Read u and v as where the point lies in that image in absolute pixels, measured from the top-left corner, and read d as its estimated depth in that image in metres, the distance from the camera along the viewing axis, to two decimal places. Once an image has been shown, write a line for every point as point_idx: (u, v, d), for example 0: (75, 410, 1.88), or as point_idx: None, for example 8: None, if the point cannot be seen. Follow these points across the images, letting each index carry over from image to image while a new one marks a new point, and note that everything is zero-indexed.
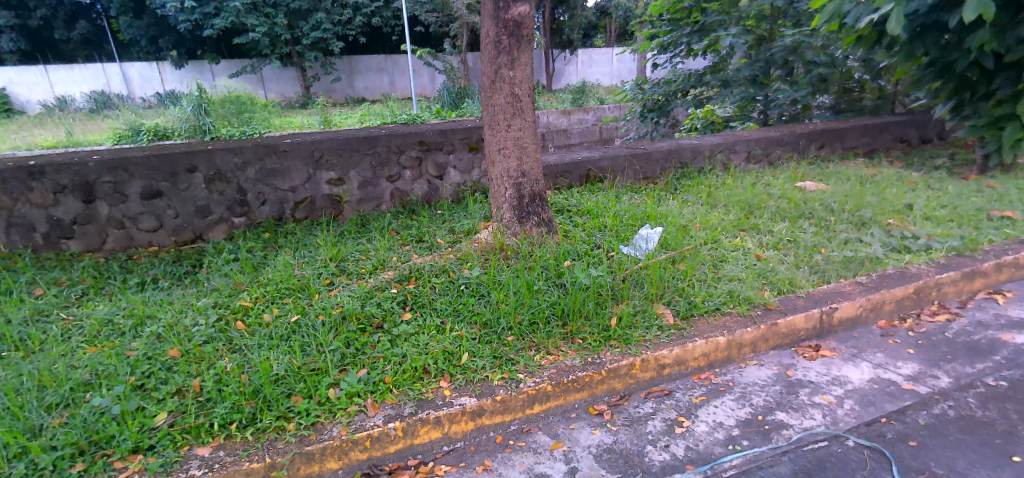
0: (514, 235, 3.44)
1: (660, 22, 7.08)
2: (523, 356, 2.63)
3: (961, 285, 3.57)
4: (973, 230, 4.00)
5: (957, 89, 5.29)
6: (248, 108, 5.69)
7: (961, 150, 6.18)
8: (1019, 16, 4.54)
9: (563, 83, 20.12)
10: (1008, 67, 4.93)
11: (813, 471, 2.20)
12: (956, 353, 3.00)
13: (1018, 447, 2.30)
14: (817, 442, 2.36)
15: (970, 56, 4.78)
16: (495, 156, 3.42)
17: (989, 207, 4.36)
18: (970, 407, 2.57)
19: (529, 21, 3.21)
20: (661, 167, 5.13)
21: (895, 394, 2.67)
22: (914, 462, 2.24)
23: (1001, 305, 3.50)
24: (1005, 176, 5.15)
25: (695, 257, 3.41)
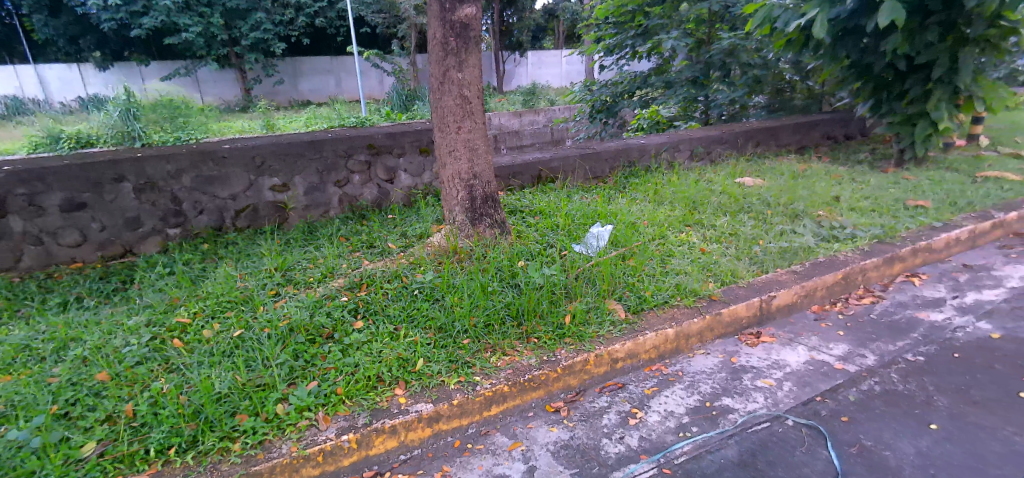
0: (467, 237, 3.42)
1: (607, 25, 7.19)
2: (479, 358, 2.62)
3: (883, 269, 3.79)
4: (892, 218, 4.27)
5: (876, 89, 5.64)
6: (182, 113, 5.44)
7: (882, 145, 6.59)
8: (926, 21, 4.92)
9: (514, 84, 20.44)
10: (917, 69, 5.32)
11: (757, 452, 2.29)
12: (880, 332, 3.20)
13: (934, 416, 2.47)
14: (760, 423, 2.46)
15: (886, 58, 5.12)
16: (445, 159, 3.39)
17: (905, 197, 4.66)
18: (894, 381, 2.73)
19: (476, 22, 3.21)
20: (609, 166, 5.22)
21: (828, 373, 2.81)
22: (846, 435, 2.36)
23: (917, 287, 3.75)
24: (921, 168, 5.52)
25: (644, 253, 3.48)
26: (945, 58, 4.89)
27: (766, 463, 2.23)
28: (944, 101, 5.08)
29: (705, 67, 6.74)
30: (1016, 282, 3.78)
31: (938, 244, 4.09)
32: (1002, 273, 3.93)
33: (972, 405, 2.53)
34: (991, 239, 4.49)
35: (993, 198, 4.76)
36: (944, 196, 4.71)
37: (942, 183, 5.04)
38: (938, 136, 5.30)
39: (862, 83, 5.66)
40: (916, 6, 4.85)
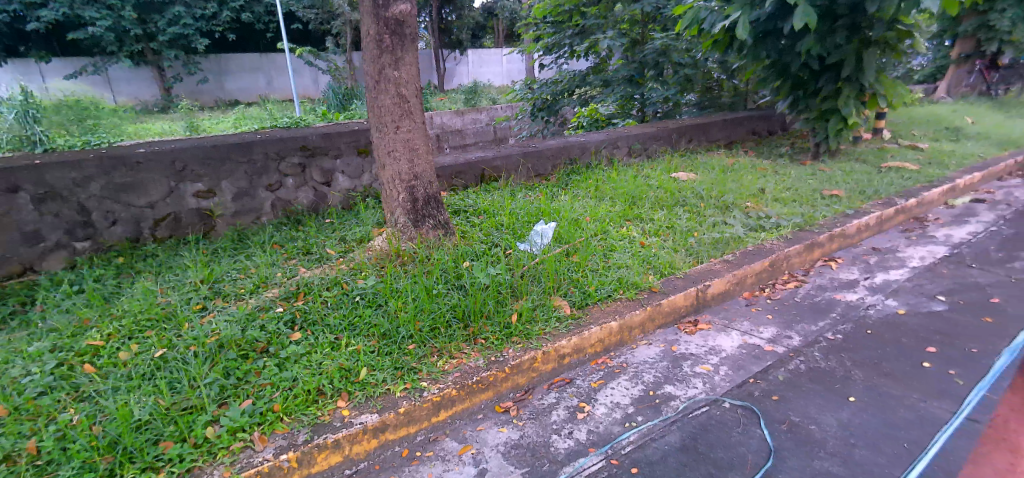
0: (410, 239, 3.33)
1: (545, 25, 7.24)
2: (425, 362, 2.56)
3: (804, 255, 4.00)
4: (811, 207, 4.52)
5: (794, 88, 5.95)
6: (85, 120, 5.00)
7: (801, 139, 6.97)
8: (835, 24, 5.27)
9: (455, 83, 20.05)
10: (829, 69, 5.65)
11: (699, 435, 2.36)
12: (804, 314, 3.37)
13: (853, 389, 2.63)
14: (699, 408, 2.53)
15: (801, 58, 5.43)
16: (384, 159, 3.28)
17: (821, 187, 4.95)
18: (817, 359, 2.89)
19: (411, 19, 3.13)
20: (551, 164, 5.25)
21: (759, 355, 2.93)
22: (777, 413, 2.48)
23: (835, 270, 3.98)
24: (835, 160, 5.88)
25: (587, 248, 3.51)
26: (851, 59, 5.24)
27: (707, 446, 2.30)
28: (853, 97, 5.43)
29: (639, 66, 6.92)
30: (919, 262, 4.08)
31: (851, 230, 4.36)
32: (907, 254, 4.24)
33: (884, 378, 2.71)
34: (897, 223, 4.84)
35: (898, 187, 5.14)
36: (856, 186, 5.04)
37: (853, 173, 5.39)
38: (848, 130, 5.67)
39: (781, 82, 5.97)
40: (827, 9, 5.17)
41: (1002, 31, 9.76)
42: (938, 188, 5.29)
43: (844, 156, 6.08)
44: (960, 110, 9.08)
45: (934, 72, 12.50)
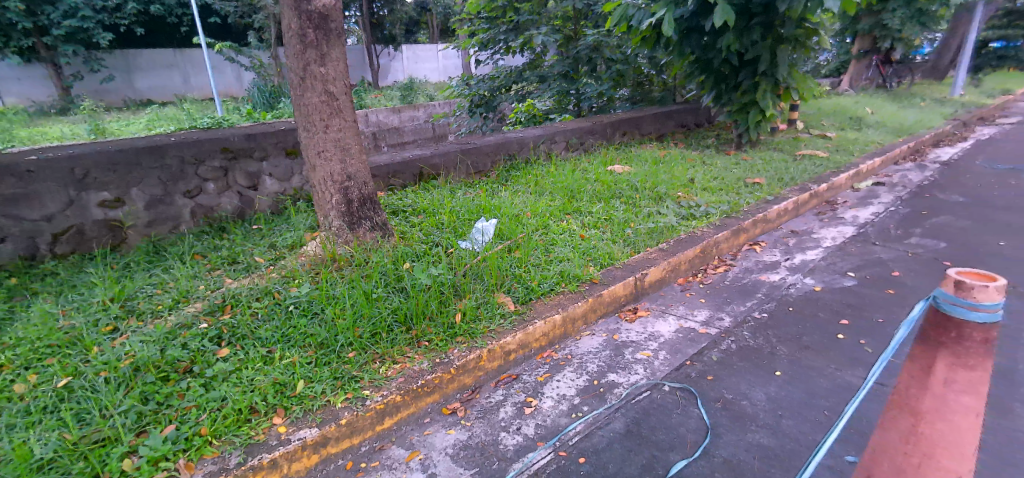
0: (346, 243, 3.21)
1: (479, 20, 7.11)
2: (366, 369, 2.47)
3: (732, 240, 4.18)
4: (736, 195, 4.73)
5: (716, 82, 6.19)
6: None
7: (725, 131, 7.29)
8: (750, 22, 5.51)
9: (391, 79, 19.82)
10: (747, 64, 5.90)
11: (641, 421, 2.42)
12: (733, 296, 3.53)
13: (778, 364, 2.78)
14: (641, 393, 2.59)
15: (722, 54, 5.66)
16: (314, 160, 3.14)
17: (745, 176, 5.20)
18: (746, 338, 3.03)
19: (336, 13, 3.00)
20: (490, 160, 5.21)
21: (695, 338, 3.03)
22: (712, 393, 2.58)
23: (759, 253, 4.19)
24: (756, 149, 6.19)
25: (528, 243, 3.50)
26: (766, 56, 5.50)
27: (649, 430, 2.36)
28: (768, 91, 5.73)
29: (573, 62, 7.00)
30: (830, 242, 4.35)
31: (772, 215, 4.59)
32: (819, 235, 4.50)
33: (804, 351, 2.88)
34: (811, 207, 5.14)
35: (811, 174, 5.48)
36: (775, 173, 5.33)
37: (772, 161, 5.70)
38: (766, 122, 5.96)
39: (705, 77, 6.21)
40: (744, 7, 5.42)
41: (894, 30, 10.58)
42: (845, 174, 5.67)
43: (764, 146, 6.41)
44: (861, 102, 9.80)
45: (838, 67, 13.41)
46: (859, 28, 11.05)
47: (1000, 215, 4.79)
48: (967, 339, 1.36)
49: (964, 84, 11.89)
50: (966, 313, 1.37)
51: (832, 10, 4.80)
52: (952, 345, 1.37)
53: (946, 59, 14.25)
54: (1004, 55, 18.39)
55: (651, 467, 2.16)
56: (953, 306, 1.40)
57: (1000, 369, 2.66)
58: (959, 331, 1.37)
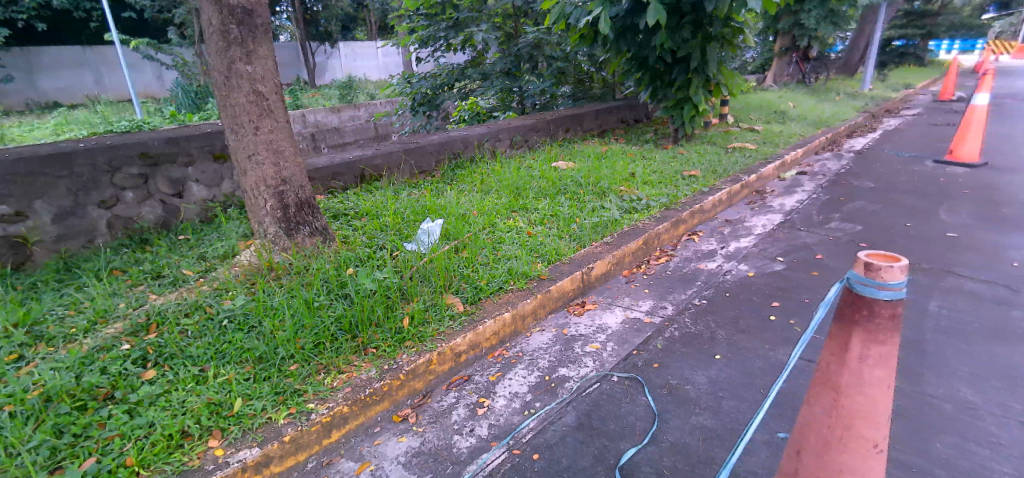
0: (283, 250, 3.06)
1: (417, 16, 6.95)
2: (310, 381, 2.35)
3: (672, 231, 4.30)
4: (675, 188, 4.87)
5: (652, 79, 6.35)
6: None
7: (662, 126, 7.50)
8: (681, 21, 5.69)
9: (328, 78, 19.28)
10: (680, 61, 6.08)
11: (592, 412, 2.44)
12: (674, 284, 3.63)
13: (718, 347, 2.87)
14: (591, 385, 2.62)
15: (656, 51, 5.81)
16: (245, 164, 2.97)
17: (682, 169, 5.36)
18: (688, 324, 3.11)
19: (261, 9, 2.86)
20: (435, 159, 5.12)
21: (640, 328, 3.09)
22: (658, 380, 2.64)
23: (697, 242, 4.32)
24: (691, 143, 6.40)
25: (476, 243, 3.46)
26: (697, 54, 5.69)
27: (600, 421, 2.38)
28: (701, 87, 5.94)
29: (515, 60, 7.01)
30: (761, 229, 4.54)
31: (708, 205, 4.75)
32: (751, 223, 4.69)
33: (741, 334, 2.99)
34: (743, 197, 5.35)
35: (741, 165, 5.71)
36: (709, 166, 5.52)
37: (707, 154, 5.91)
38: (700, 117, 6.18)
39: (641, 74, 6.35)
40: (674, 6, 5.58)
41: (810, 29, 11.23)
42: (771, 164, 5.95)
43: (699, 139, 6.63)
44: (784, 96, 10.34)
45: (762, 64, 14.10)
46: (781, 27, 11.66)
47: (907, 198, 5.16)
48: (875, 316, 1.40)
49: (872, 78, 12.78)
50: (875, 292, 1.38)
51: (755, 10, 5.01)
52: (862, 322, 1.42)
53: (855, 56, 15.30)
54: (904, 53, 20.06)
55: (603, 458, 2.18)
56: (864, 285, 1.40)
57: (912, 340, 2.85)
58: (869, 308, 1.41)
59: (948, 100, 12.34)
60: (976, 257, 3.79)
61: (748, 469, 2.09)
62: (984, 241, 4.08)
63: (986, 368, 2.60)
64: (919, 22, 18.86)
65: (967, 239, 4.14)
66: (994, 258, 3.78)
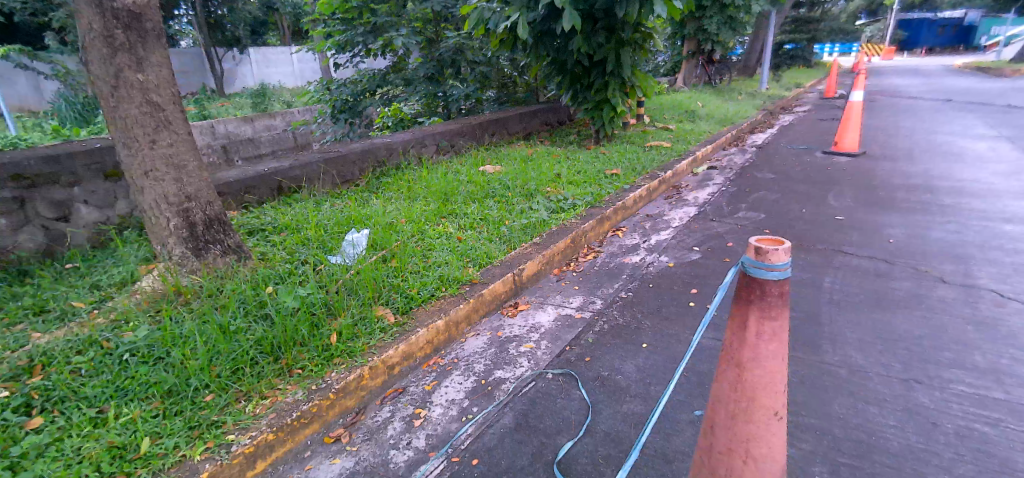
0: (192, 272, 2.85)
1: (332, 20, 6.70)
2: (229, 410, 2.19)
3: (598, 229, 4.39)
4: (599, 186, 4.99)
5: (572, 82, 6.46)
6: None
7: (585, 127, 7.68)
8: (596, 25, 5.83)
9: (238, 85, 18.26)
10: (597, 64, 6.23)
11: (529, 411, 2.43)
12: (602, 279, 3.70)
13: (645, 336, 2.95)
14: (527, 385, 2.61)
15: (573, 55, 5.94)
16: (141, 181, 2.73)
17: (604, 168, 5.50)
18: (616, 317, 3.18)
19: (150, 11, 2.65)
20: (358, 167, 4.96)
21: (572, 324, 3.12)
22: (590, 373, 2.67)
23: (622, 237, 4.44)
24: (612, 143, 6.59)
25: (405, 251, 3.37)
26: (612, 57, 5.85)
27: (537, 418, 2.38)
28: (617, 89, 6.11)
29: (438, 65, 6.94)
30: (679, 222, 4.74)
31: (629, 202, 4.90)
32: (670, 217, 4.88)
33: (664, 322, 3.09)
34: (661, 193, 5.56)
35: (658, 163, 5.94)
36: (629, 164, 5.70)
37: (626, 153, 6.11)
38: (618, 118, 6.38)
39: (561, 77, 6.47)
40: (588, 12, 5.73)
41: (711, 34, 11.92)
42: (684, 160, 6.23)
43: (619, 139, 6.84)
44: (694, 97, 10.90)
45: (672, 66, 14.78)
46: (686, 32, 12.30)
47: (801, 187, 5.56)
48: (767, 295, 1.49)
49: (767, 78, 13.75)
50: (764, 273, 1.48)
51: (662, 15, 5.24)
52: (756, 302, 1.51)
53: (752, 59, 16.42)
54: (794, 56, 21.76)
55: (541, 454, 2.18)
56: (756, 268, 1.48)
57: (811, 314, 3.05)
58: (762, 288, 1.49)
59: (833, 97, 13.49)
60: (860, 236, 4.13)
61: (677, 449, 2.16)
62: (866, 221, 4.46)
63: (873, 334, 2.83)
64: (805, 28, 20.52)
65: (852, 220, 4.50)
66: (874, 236, 4.14)
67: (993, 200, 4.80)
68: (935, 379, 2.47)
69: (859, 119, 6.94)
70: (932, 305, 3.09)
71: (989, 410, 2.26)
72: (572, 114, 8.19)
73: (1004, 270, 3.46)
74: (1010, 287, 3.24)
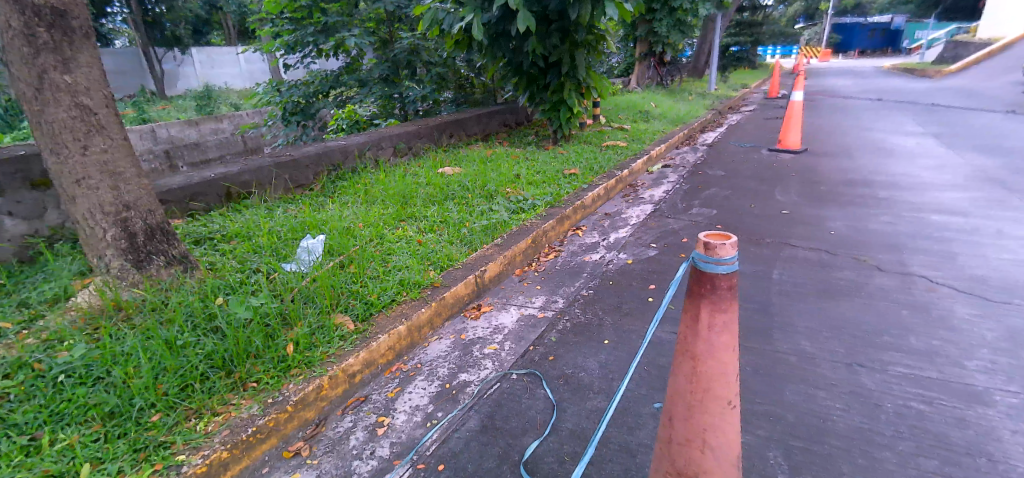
0: (133, 285, 2.69)
1: (280, 20, 6.50)
2: (178, 430, 2.07)
3: (558, 228, 4.40)
4: (558, 186, 5.00)
5: (529, 84, 6.45)
6: None
7: (543, 128, 7.71)
8: (550, 27, 5.85)
9: (181, 87, 17.61)
10: (552, 66, 6.25)
11: (495, 413, 2.40)
12: (563, 278, 3.71)
13: (607, 333, 2.97)
14: (492, 386, 2.58)
15: (529, 57, 5.95)
16: (73, 190, 2.56)
17: (563, 168, 5.52)
18: (578, 315, 3.19)
19: (77, 9, 2.49)
20: (312, 172, 4.81)
21: (535, 324, 3.11)
22: (554, 372, 2.66)
23: (582, 236, 4.47)
24: (570, 143, 6.64)
25: (363, 256, 3.28)
26: (566, 59, 5.89)
27: (503, 420, 2.36)
28: (572, 90, 6.16)
29: (393, 66, 6.82)
30: (637, 219, 4.80)
31: (588, 201, 4.93)
32: (628, 215, 4.94)
33: (625, 318, 3.12)
34: (618, 191, 5.63)
35: (615, 162, 6.01)
36: (587, 163, 5.74)
37: (584, 153, 6.16)
38: (574, 118, 6.42)
39: (517, 78, 6.45)
40: (542, 13, 5.75)
41: (662, 36, 12.19)
42: (639, 159, 6.33)
43: (577, 139, 6.89)
44: (647, 97, 11.12)
45: (625, 68, 15.02)
46: (638, 34, 12.53)
47: (750, 183, 5.73)
48: (717, 288, 1.52)
49: (716, 80, 14.17)
50: (713, 267, 1.50)
51: (613, 18, 5.25)
52: (707, 295, 1.53)
53: (701, 60, 16.91)
54: (740, 58, 22.52)
55: (507, 456, 2.16)
56: (706, 262, 1.50)
57: (763, 305, 3.14)
58: (712, 282, 1.51)
59: (777, 97, 14.02)
60: (806, 229, 4.28)
61: (640, 442, 2.17)
62: (811, 214, 4.62)
63: (821, 321, 2.93)
64: (749, 30, 21.25)
65: (798, 214, 4.67)
66: (817, 228, 4.30)
67: (925, 192, 5.07)
68: (877, 362, 2.57)
69: (801, 117, 7.21)
70: (871, 292, 3.22)
71: (926, 389, 2.37)
72: (530, 114, 8.19)
73: (935, 257, 3.65)
74: (940, 273, 3.41)
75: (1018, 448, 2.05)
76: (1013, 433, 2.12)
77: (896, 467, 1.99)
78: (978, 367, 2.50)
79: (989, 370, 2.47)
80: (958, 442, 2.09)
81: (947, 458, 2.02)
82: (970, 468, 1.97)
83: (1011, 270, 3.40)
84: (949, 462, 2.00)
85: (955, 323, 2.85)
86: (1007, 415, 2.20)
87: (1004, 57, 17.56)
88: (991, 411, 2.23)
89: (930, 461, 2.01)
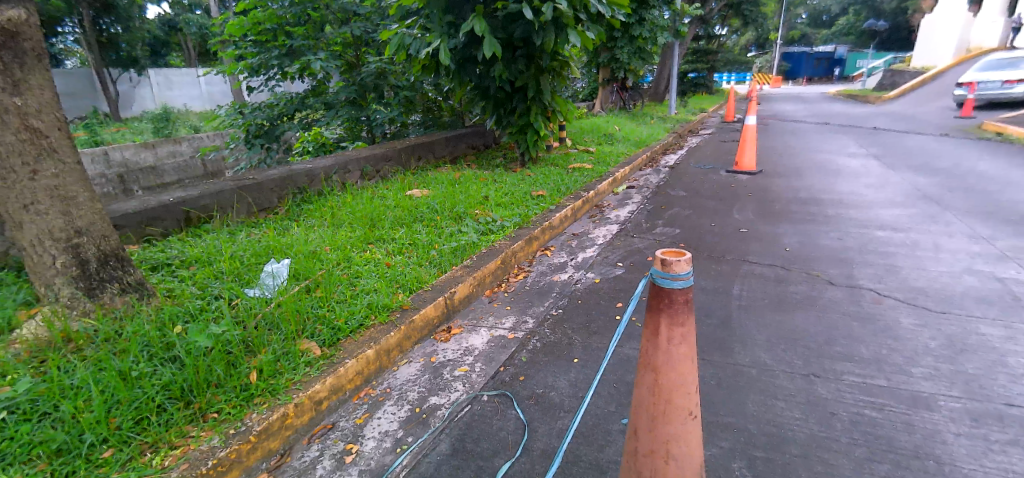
0: (84, 314, 2.58)
1: (244, 42, 6.45)
2: (132, 466, 1.98)
3: (527, 249, 4.42)
4: (526, 207, 5.05)
5: (496, 107, 6.49)
6: None
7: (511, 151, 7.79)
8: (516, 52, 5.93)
9: (134, 109, 17.31)
10: (518, 90, 6.33)
11: (465, 436, 2.38)
12: (532, 298, 3.73)
13: (575, 351, 2.99)
14: (462, 408, 2.56)
15: (495, 82, 6.04)
16: (20, 216, 2.45)
17: (531, 190, 5.58)
18: (547, 334, 3.20)
19: (30, 30, 2.43)
20: (276, 195, 4.74)
21: (505, 344, 3.11)
22: (525, 391, 2.66)
23: (550, 256, 4.51)
24: (537, 165, 6.72)
25: (330, 280, 3.22)
26: (532, 84, 5.99)
27: (473, 442, 2.34)
28: (537, 113, 6.26)
29: (359, 89, 6.81)
30: (603, 239, 4.87)
31: (555, 221, 4.99)
32: (595, 235, 5.01)
33: (593, 336, 3.15)
34: (585, 212, 5.73)
35: (581, 183, 6.11)
36: (554, 185, 5.82)
37: (551, 175, 6.24)
38: (541, 141, 6.51)
39: (485, 102, 6.49)
40: (508, 40, 5.82)
41: (623, 63, 12.51)
42: (604, 181, 6.44)
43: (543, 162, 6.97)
44: (610, 121, 11.43)
45: (589, 92, 15.38)
46: (600, 60, 12.91)
47: (709, 202, 5.90)
48: (674, 303, 1.56)
49: (675, 104, 14.63)
50: (670, 283, 1.54)
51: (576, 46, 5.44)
52: (665, 309, 1.57)
53: (661, 85, 17.48)
54: (697, 84, 23.33)
55: None
56: (664, 279, 1.54)
57: (724, 320, 3.21)
58: (669, 296, 1.56)
59: (733, 121, 14.59)
60: (761, 246, 4.43)
61: (609, 459, 2.18)
62: (769, 232, 4.79)
63: (779, 334, 3.03)
64: (705, 58, 22.12)
65: (754, 231, 4.83)
66: (772, 245, 4.45)
67: (871, 209, 5.32)
68: (830, 371, 2.66)
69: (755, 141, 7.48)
70: (823, 305, 3.34)
71: (876, 397, 2.46)
72: (498, 137, 8.23)
73: (879, 270, 3.82)
74: (885, 286, 3.57)
75: (961, 449, 2.14)
76: (956, 436, 2.22)
77: (851, 472, 2.05)
78: (922, 374, 2.61)
79: (931, 376, 2.59)
80: (906, 446, 2.17)
81: (898, 462, 2.10)
82: (918, 470, 2.05)
83: (948, 281, 3.59)
84: (899, 466, 2.08)
85: (899, 333, 2.98)
86: (950, 418, 2.31)
87: (937, 83, 18.72)
88: (935, 415, 2.33)
89: (883, 465, 2.08)
